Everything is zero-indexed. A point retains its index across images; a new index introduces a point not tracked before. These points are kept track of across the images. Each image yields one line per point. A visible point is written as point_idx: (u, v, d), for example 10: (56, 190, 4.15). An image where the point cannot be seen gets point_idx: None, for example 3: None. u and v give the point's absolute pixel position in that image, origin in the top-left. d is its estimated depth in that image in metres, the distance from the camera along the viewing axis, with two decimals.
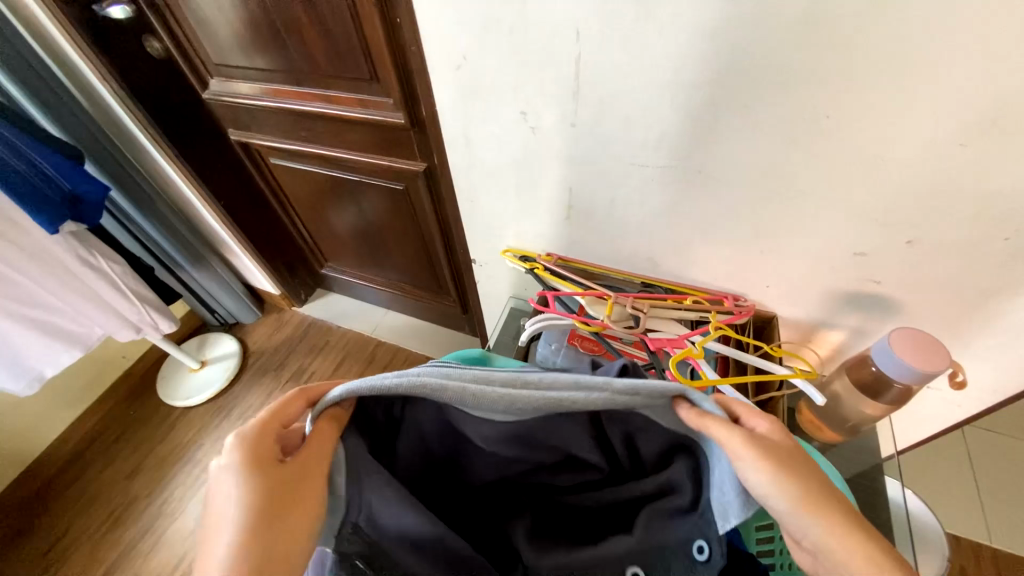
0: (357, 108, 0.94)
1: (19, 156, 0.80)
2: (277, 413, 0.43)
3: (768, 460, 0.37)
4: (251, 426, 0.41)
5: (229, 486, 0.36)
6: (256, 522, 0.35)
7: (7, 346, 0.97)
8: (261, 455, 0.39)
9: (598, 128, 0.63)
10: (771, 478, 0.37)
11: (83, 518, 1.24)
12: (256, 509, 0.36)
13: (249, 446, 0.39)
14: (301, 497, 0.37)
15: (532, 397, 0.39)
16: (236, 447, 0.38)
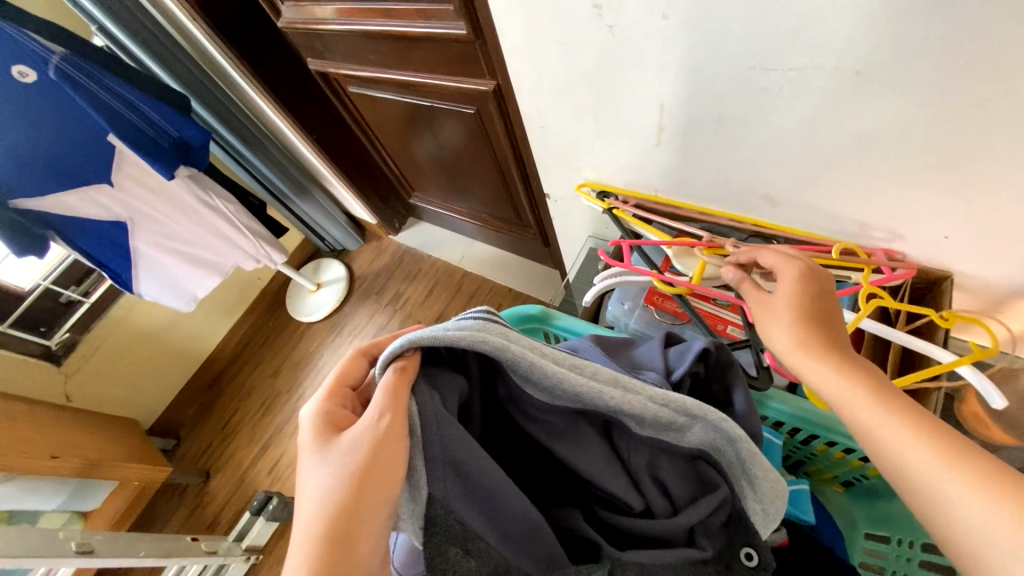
0: (418, 21, 0.83)
1: (132, 109, 0.88)
2: (340, 381, 0.46)
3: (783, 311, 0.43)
4: (325, 396, 0.44)
5: (314, 459, 0.40)
6: (335, 492, 0.38)
7: (166, 272, 1.18)
8: (331, 425, 0.42)
9: (698, 17, 0.45)
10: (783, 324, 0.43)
11: (246, 403, 1.58)
12: (345, 475, 0.38)
13: (321, 417, 0.43)
14: (375, 461, 0.38)
15: (581, 383, 0.39)
16: (312, 424, 0.42)
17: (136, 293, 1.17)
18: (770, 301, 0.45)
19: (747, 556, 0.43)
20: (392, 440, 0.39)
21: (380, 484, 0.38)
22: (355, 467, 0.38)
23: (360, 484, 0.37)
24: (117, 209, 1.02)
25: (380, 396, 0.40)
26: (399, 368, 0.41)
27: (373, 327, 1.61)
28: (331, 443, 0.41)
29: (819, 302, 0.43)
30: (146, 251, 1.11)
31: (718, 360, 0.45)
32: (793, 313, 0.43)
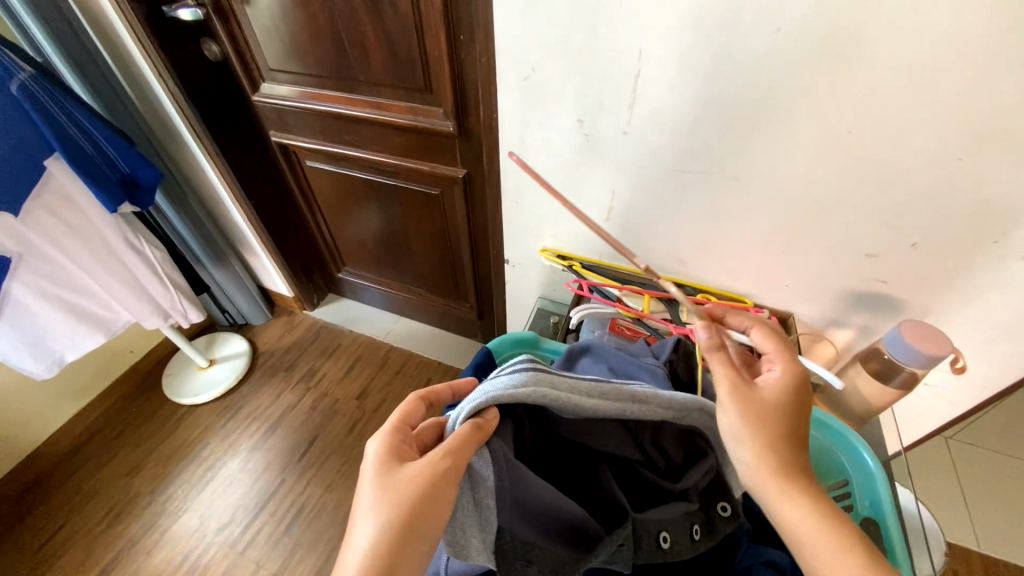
0: (406, 115, 1.00)
1: (87, 137, 0.86)
2: (401, 421, 0.49)
3: (742, 410, 0.46)
4: (387, 430, 0.48)
5: (370, 495, 0.43)
6: (382, 535, 0.41)
7: (38, 328, 0.99)
8: (389, 461, 0.45)
9: (645, 136, 0.72)
10: (734, 424, 0.46)
11: (83, 510, 1.21)
12: (395, 517, 0.41)
13: (382, 453, 0.45)
14: (434, 497, 0.42)
15: (611, 406, 0.45)
16: (375, 459, 0.45)
17: None
18: (743, 383, 0.48)
19: (723, 508, 0.51)
20: (448, 482, 0.42)
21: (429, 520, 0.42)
22: (409, 504, 0.41)
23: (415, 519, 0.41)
24: (6, 243, 0.85)
25: (450, 442, 0.42)
26: (477, 426, 0.43)
27: (280, 408, 1.43)
28: (387, 480, 0.43)
29: (788, 406, 0.47)
30: (20, 296, 0.92)
31: (686, 349, 0.62)
32: (757, 416, 0.46)
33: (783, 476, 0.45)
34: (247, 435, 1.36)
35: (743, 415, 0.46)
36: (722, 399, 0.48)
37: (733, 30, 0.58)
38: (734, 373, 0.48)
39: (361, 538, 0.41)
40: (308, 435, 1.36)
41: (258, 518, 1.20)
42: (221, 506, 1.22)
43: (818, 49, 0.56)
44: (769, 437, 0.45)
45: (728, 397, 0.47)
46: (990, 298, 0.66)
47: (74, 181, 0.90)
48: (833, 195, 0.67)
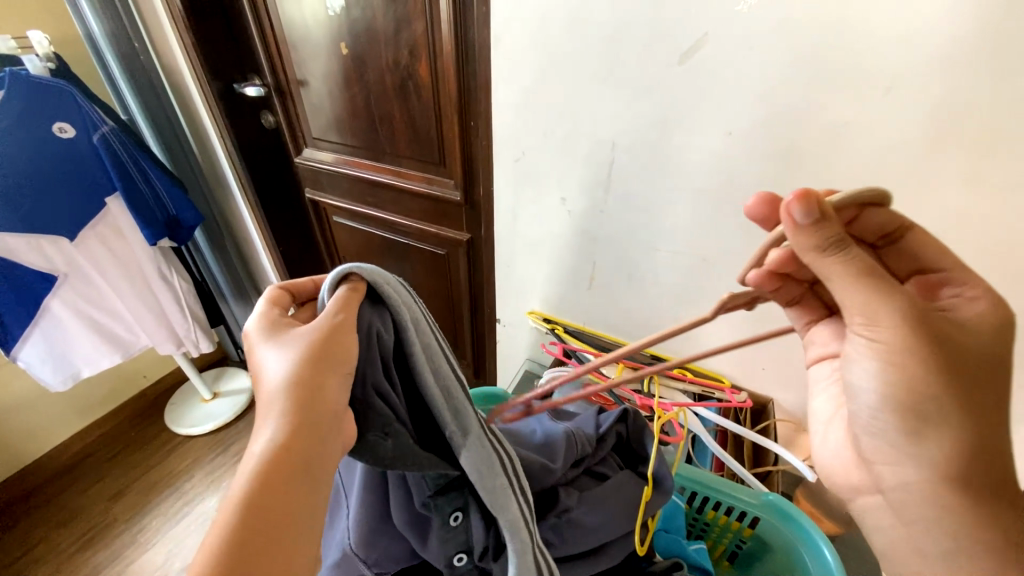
0: (420, 184, 1.12)
1: (145, 181, 1.01)
2: (272, 303, 0.47)
3: (890, 344, 0.38)
4: (262, 310, 0.46)
5: (272, 352, 0.42)
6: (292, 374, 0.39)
7: (64, 341, 1.09)
8: (270, 330, 0.44)
9: (622, 215, 0.78)
10: (880, 369, 0.39)
11: (59, 532, 1.22)
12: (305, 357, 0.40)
13: (256, 327, 0.45)
14: (333, 333, 0.41)
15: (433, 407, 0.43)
16: (261, 329, 0.44)
17: (9, 357, 1.03)
18: (914, 317, 0.36)
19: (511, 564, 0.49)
20: (347, 330, 0.42)
21: (333, 353, 0.40)
22: (315, 342, 0.40)
23: (313, 352, 0.40)
24: (57, 261, 0.99)
25: (333, 302, 0.43)
26: (349, 287, 0.44)
27: None
28: (276, 340, 0.42)
29: (988, 359, 0.38)
30: (57, 310, 1.04)
31: (635, 424, 0.62)
32: (929, 373, 0.37)
33: (954, 464, 0.39)
34: (232, 472, 1.37)
35: (921, 380, 0.37)
36: (873, 347, 0.39)
37: (693, 131, 0.65)
38: (908, 305, 0.37)
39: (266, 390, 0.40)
40: None
41: None
42: (189, 543, 1.21)
43: (771, 150, 0.62)
44: (960, 409, 0.38)
45: (886, 344, 0.38)
46: None
47: (128, 218, 1.04)
48: None
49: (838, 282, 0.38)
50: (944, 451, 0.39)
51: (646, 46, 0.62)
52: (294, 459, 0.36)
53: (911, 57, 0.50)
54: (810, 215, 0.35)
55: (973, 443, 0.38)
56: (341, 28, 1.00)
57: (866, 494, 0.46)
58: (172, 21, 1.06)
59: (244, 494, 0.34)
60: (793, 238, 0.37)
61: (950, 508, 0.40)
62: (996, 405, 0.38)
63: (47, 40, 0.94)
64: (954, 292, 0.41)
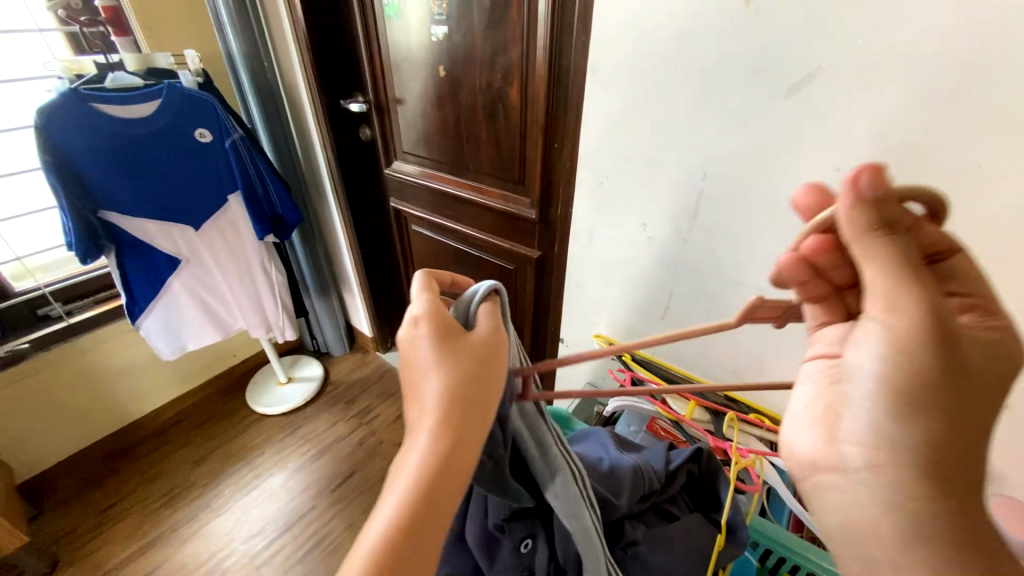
0: (499, 200, 1.16)
1: (260, 182, 1.14)
2: (431, 293, 0.45)
3: (898, 333, 0.35)
4: (427, 297, 0.44)
5: (435, 350, 0.41)
6: (454, 383, 0.39)
7: (178, 318, 1.24)
8: (432, 329, 0.42)
9: (705, 246, 0.76)
10: (883, 355, 0.36)
11: (151, 485, 1.38)
12: (471, 370, 0.40)
13: (415, 321, 0.43)
14: (492, 349, 0.42)
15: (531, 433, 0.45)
16: (427, 318, 0.43)
17: (135, 326, 1.19)
18: (937, 316, 0.33)
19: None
20: (501, 349, 0.43)
21: (493, 380, 0.41)
22: (474, 357, 0.41)
23: (477, 376, 0.40)
24: (182, 247, 1.15)
25: (488, 318, 0.44)
26: (493, 306, 0.45)
27: (330, 437, 1.52)
28: (441, 345, 0.41)
29: (993, 384, 0.35)
30: (176, 290, 1.19)
31: (709, 464, 0.60)
32: (936, 369, 0.34)
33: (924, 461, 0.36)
34: (297, 454, 1.47)
35: (933, 363, 0.34)
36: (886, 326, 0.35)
37: (795, 166, 0.63)
38: (937, 306, 0.33)
39: (423, 388, 0.40)
40: (347, 469, 1.42)
41: (279, 538, 1.25)
42: (255, 514, 1.30)
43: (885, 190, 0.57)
44: (947, 402, 0.35)
45: (899, 328, 0.34)
46: None
47: (242, 213, 1.18)
48: None
49: (870, 268, 0.35)
50: (918, 442, 0.36)
51: (751, 77, 0.61)
52: (453, 482, 0.37)
53: None
54: (878, 184, 0.33)
55: (953, 443, 0.35)
56: (441, 53, 1.08)
57: (822, 470, 0.42)
58: (298, 45, 1.20)
59: (410, 509, 0.35)
60: (849, 214, 0.34)
61: (895, 491, 0.37)
62: (989, 414, 0.35)
63: (198, 59, 1.10)
64: (984, 321, 0.36)
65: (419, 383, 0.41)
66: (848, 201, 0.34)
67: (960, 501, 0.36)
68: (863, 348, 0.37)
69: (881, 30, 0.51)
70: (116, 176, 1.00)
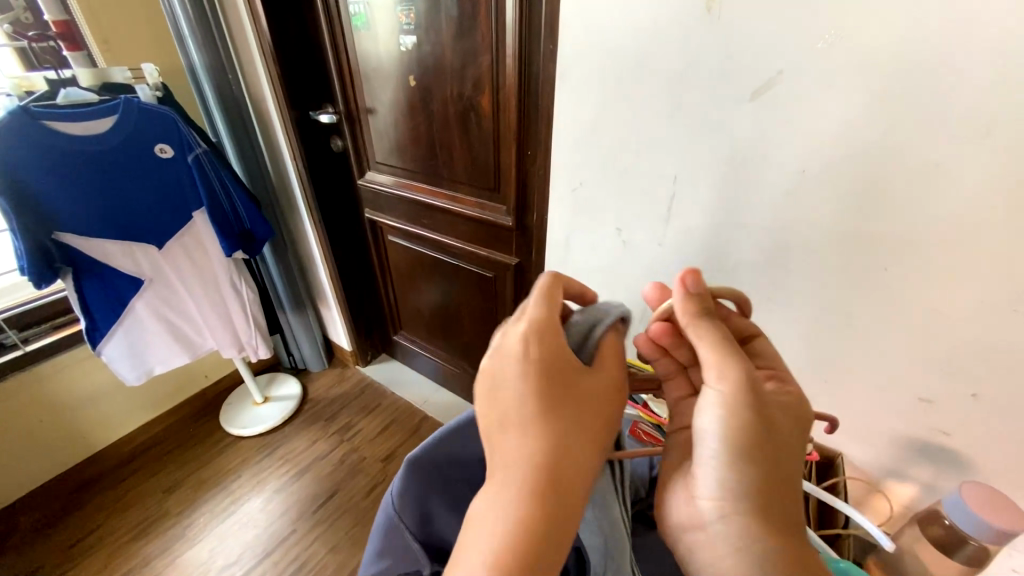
0: (475, 208, 1.15)
1: (226, 197, 1.10)
2: (548, 305, 0.42)
3: (733, 383, 0.39)
4: (550, 316, 0.41)
5: (554, 376, 0.38)
6: (574, 419, 0.37)
7: (144, 340, 1.19)
8: (552, 352, 0.39)
9: (679, 248, 0.77)
10: (721, 406, 0.39)
11: (119, 518, 1.31)
12: (591, 412, 0.39)
13: (531, 336, 0.39)
14: (610, 394, 0.41)
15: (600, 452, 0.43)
16: (551, 338, 0.40)
17: (96, 351, 1.13)
18: (750, 384, 0.39)
19: None
20: (616, 394, 0.42)
21: (603, 410, 0.40)
22: (596, 400, 0.39)
23: (591, 408, 0.39)
24: (145, 267, 1.10)
25: (611, 357, 0.42)
26: (617, 341, 0.44)
27: (310, 456, 1.48)
28: (563, 373, 0.39)
29: (793, 441, 0.40)
30: (139, 312, 1.14)
31: None
32: (756, 425, 0.38)
33: (769, 511, 0.36)
34: (275, 476, 1.42)
35: (752, 408, 0.39)
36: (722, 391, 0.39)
37: (762, 168, 0.64)
38: (746, 365, 0.40)
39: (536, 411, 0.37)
40: (328, 489, 1.38)
41: (257, 566, 1.20)
42: (230, 543, 1.25)
43: (849, 189, 0.59)
44: (767, 448, 0.38)
45: (730, 393, 0.39)
46: None
47: (208, 230, 1.14)
48: (873, 327, 0.65)
49: (703, 341, 0.42)
50: (758, 489, 0.37)
51: (716, 83, 0.62)
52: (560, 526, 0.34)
53: (1013, 97, 0.46)
54: (698, 283, 0.44)
55: (772, 487, 0.37)
56: (411, 62, 1.07)
57: (691, 533, 0.39)
58: (263, 56, 1.17)
59: (508, 552, 0.32)
60: (682, 304, 0.44)
61: (747, 542, 0.35)
62: (797, 469, 0.39)
63: (157, 72, 1.06)
64: (780, 384, 0.44)
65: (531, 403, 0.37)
66: (680, 292, 0.44)
67: (798, 549, 0.35)
68: (708, 401, 0.40)
69: (837, 35, 0.52)
70: (72, 196, 0.95)
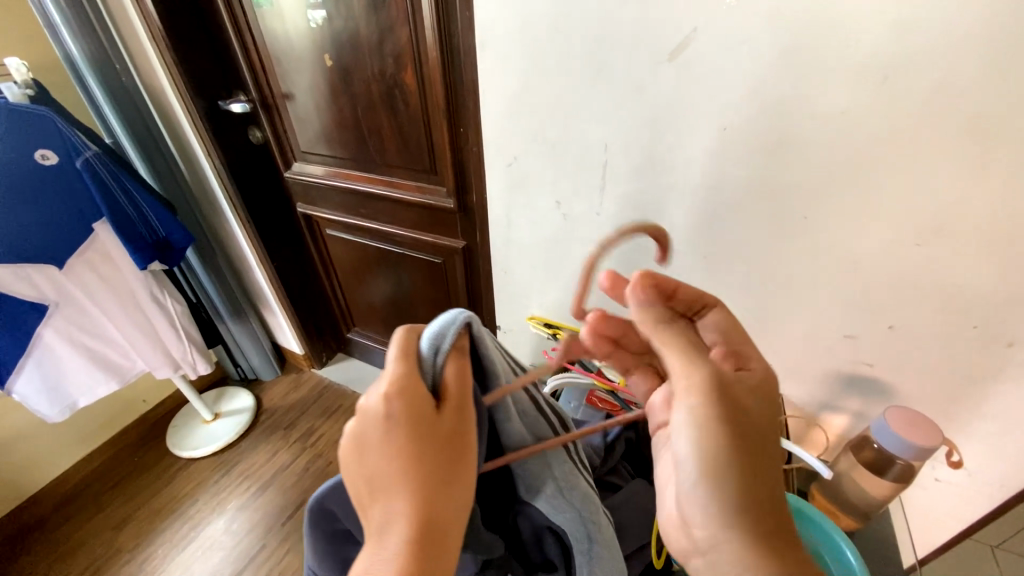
0: (413, 193, 1.10)
1: (133, 205, 1.00)
2: (405, 358, 0.39)
3: (697, 402, 0.40)
4: (395, 368, 0.38)
5: (398, 439, 0.36)
6: (424, 478, 0.36)
7: (60, 372, 1.07)
8: (401, 417, 0.36)
9: (620, 215, 0.76)
10: (688, 434, 0.41)
11: (63, 564, 1.20)
12: (443, 457, 0.37)
13: (381, 400, 0.37)
14: (463, 426, 0.39)
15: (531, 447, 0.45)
16: (392, 400, 0.37)
17: (4, 391, 1.01)
18: (718, 380, 0.41)
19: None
20: (471, 419, 0.40)
21: (464, 467, 0.38)
22: (448, 441, 0.38)
23: (449, 470, 0.37)
24: (47, 291, 0.98)
25: (455, 382, 0.39)
26: (460, 355, 0.41)
27: (273, 467, 1.41)
28: (416, 437, 0.37)
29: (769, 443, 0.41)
30: (49, 341, 1.03)
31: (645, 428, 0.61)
32: (730, 436, 0.39)
33: (745, 538, 0.38)
34: (236, 493, 1.35)
35: (719, 432, 0.39)
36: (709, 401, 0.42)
37: (687, 127, 0.64)
38: (707, 373, 0.41)
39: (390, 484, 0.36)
40: (295, 498, 1.33)
41: None
42: (197, 569, 1.19)
43: (769, 142, 0.60)
44: (738, 474, 0.39)
45: (696, 403, 0.40)
46: (994, 388, 0.61)
47: (116, 241, 1.03)
48: (800, 274, 0.68)
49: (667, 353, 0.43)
50: (732, 515, 0.39)
51: (636, 43, 0.61)
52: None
53: (903, 40, 0.48)
54: (643, 291, 0.46)
55: (767, 495, 0.39)
56: (323, 40, 0.98)
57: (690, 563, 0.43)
58: (154, 41, 1.05)
59: None
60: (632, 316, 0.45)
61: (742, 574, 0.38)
62: (777, 468, 0.41)
63: (25, 67, 0.93)
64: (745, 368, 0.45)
65: (385, 476, 0.36)
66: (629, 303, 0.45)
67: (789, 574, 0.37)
68: (675, 430, 0.42)
69: None
70: None
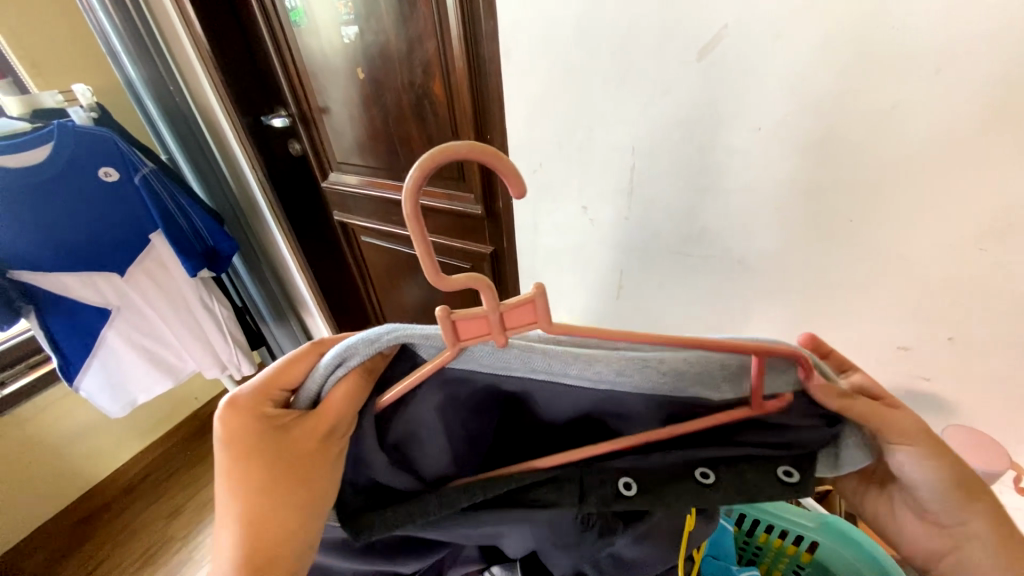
0: (442, 200, 1.12)
1: (185, 217, 1.07)
2: (284, 373, 0.42)
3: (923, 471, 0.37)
4: (254, 388, 0.40)
5: (231, 459, 0.37)
6: (252, 498, 0.36)
7: (121, 371, 1.16)
8: (239, 434, 0.37)
9: (648, 219, 0.74)
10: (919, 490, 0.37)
11: (123, 549, 1.30)
12: (278, 479, 0.37)
13: (227, 411, 0.38)
14: (318, 447, 0.39)
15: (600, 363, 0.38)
16: (232, 423, 0.38)
17: (73, 387, 1.11)
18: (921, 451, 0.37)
19: (786, 474, 0.39)
20: (332, 438, 0.40)
21: (303, 493, 0.38)
22: (291, 463, 0.38)
23: (284, 491, 0.37)
24: (110, 296, 1.07)
25: (331, 401, 0.40)
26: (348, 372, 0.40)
27: None
28: (254, 458, 0.37)
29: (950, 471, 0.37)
30: (113, 342, 1.11)
31: None
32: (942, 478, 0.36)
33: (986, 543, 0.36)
34: None
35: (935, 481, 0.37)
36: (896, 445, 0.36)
37: (718, 127, 0.61)
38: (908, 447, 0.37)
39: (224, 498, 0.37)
40: None
41: None
42: None
43: (808, 140, 0.57)
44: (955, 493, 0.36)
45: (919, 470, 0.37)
46: None
47: (170, 250, 1.10)
48: (844, 281, 0.64)
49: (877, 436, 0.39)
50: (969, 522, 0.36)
51: (663, 43, 0.59)
52: None
53: (964, 25, 0.44)
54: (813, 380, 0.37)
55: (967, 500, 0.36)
56: (357, 54, 1.02)
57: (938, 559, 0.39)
58: (203, 64, 1.11)
59: None
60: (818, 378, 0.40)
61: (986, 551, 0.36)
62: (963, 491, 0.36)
63: (90, 92, 1.01)
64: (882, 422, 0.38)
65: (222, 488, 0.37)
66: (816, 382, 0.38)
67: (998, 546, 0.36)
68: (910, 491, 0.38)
69: None
70: (18, 233, 0.91)
